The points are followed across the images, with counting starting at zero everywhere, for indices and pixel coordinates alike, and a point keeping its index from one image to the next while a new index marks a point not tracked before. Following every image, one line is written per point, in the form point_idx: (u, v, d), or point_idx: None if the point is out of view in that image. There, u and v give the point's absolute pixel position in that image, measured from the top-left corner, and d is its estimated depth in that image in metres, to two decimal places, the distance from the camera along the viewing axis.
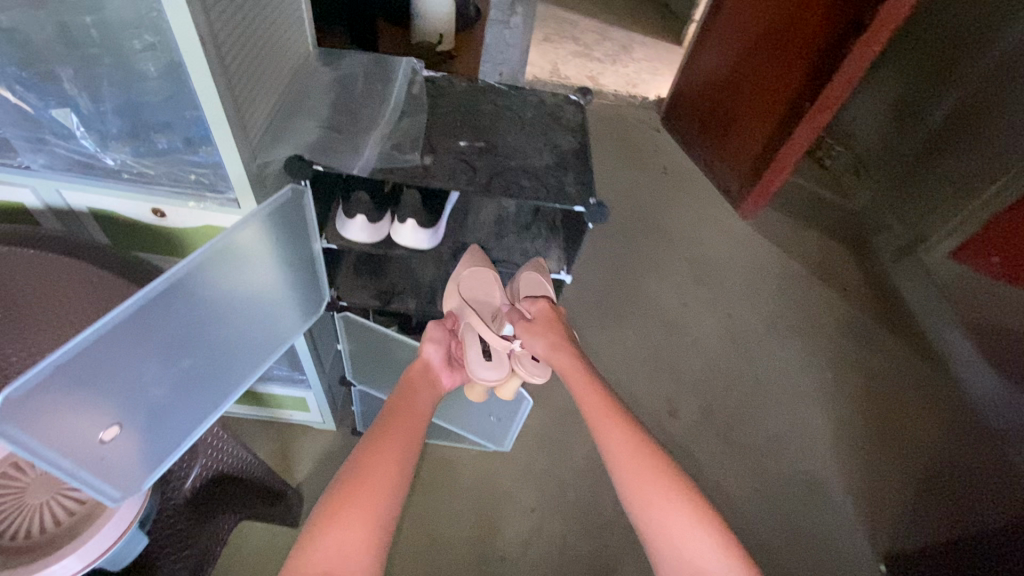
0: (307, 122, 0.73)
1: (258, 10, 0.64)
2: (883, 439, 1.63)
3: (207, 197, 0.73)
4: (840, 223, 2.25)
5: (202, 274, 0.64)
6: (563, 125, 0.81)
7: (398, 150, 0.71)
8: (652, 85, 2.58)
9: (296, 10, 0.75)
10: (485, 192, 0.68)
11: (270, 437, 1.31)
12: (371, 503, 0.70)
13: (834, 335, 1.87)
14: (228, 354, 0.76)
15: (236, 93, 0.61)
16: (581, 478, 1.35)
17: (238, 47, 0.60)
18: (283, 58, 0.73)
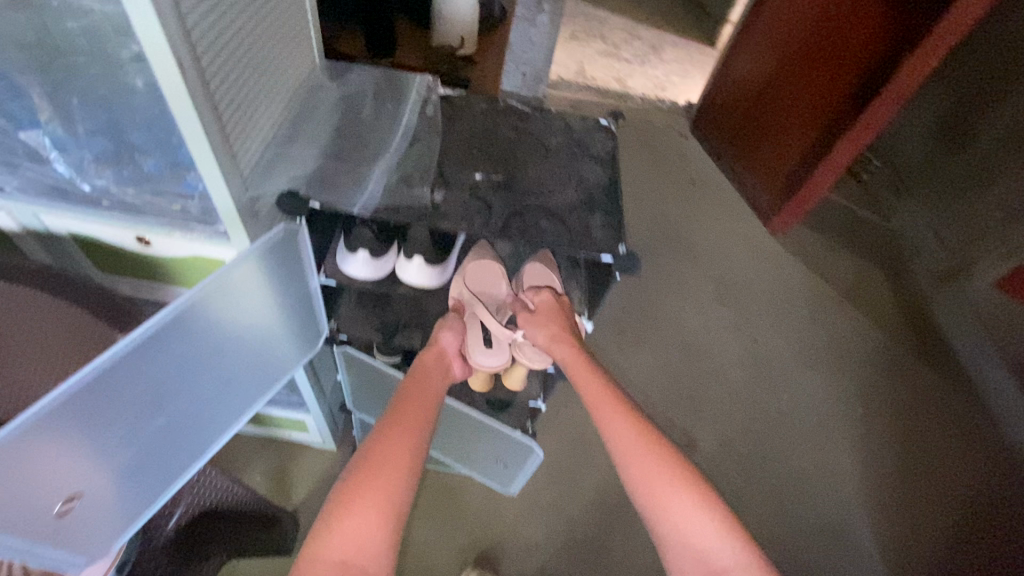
0: (309, 151, 0.66)
1: (254, 26, 0.58)
2: (917, 483, 1.51)
3: (193, 229, 0.66)
4: (875, 243, 2.09)
5: (187, 326, 0.60)
6: (590, 155, 0.73)
7: (406, 184, 0.64)
8: (682, 89, 2.45)
9: (299, 23, 0.68)
10: (501, 238, 0.61)
11: (268, 455, 1.26)
12: (383, 492, 0.67)
13: (866, 366, 1.74)
14: (217, 400, 0.71)
15: (225, 124, 0.54)
16: (590, 514, 1.28)
17: (228, 69, 0.53)
18: (283, 77, 0.66)
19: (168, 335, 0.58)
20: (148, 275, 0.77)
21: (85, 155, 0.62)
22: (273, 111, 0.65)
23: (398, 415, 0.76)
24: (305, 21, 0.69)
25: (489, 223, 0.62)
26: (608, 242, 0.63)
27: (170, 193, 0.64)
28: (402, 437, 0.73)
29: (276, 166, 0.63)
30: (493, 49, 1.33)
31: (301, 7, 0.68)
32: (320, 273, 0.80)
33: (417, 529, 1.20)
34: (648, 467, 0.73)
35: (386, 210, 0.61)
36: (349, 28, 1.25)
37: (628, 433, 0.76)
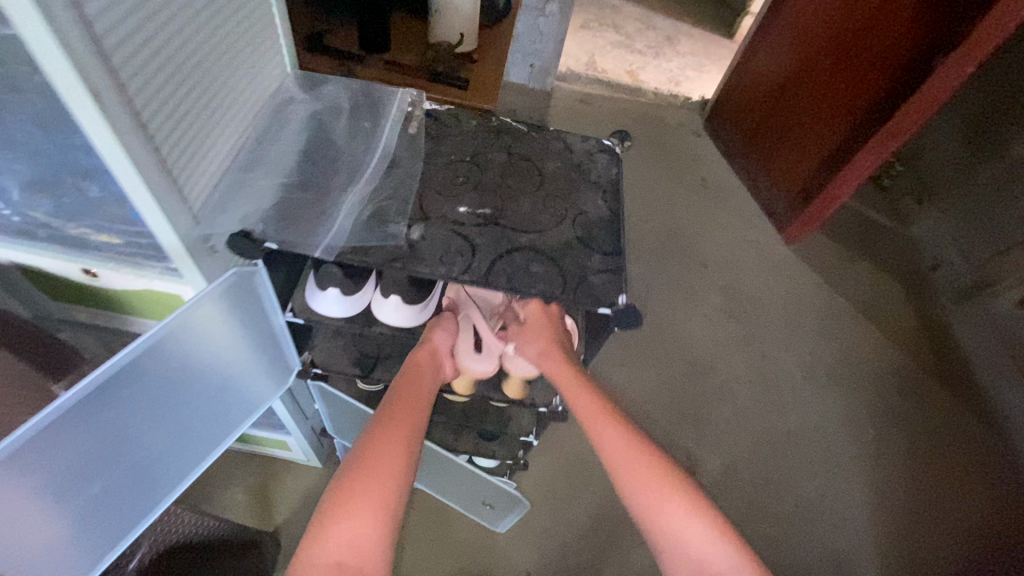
0: (269, 178, 0.61)
1: (200, 42, 0.52)
2: (933, 515, 1.41)
3: (143, 264, 0.59)
4: (896, 254, 1.96)
5: (129, 376, 0.53)
6: (591, 183, 0.67)
7: (380, 220, 0.58)
8: (698, 85, 2.33)
9: (257, 40, 0.63)
10: (485, 284, 0.55)
11: (250, 471, 1.21)
12: (382, 492, 0.63)
13: (883, 384, 1.64)
14: (174, 444, 0.66)
15: (162, 150, 0.49)
16: (584, 542, 1.21)
17: (164, 92, 0.48)
18: (241, 95, 0.61)
19: (105, 388, 0.52)
20: (101, 305, 0.70)
21: (13, 185, 0.55)
22: (227, 135, 0.60)
23: (396, 413, 0.71)
24: (265, 39, 0.65)
25: (470, 266, 0.56)
26: (605, 291, 0.57)
27: (112, 220, 0.56)
28: (397, 429, 0.69)
29: (232, 193, 0.58)
30: (496, 45, 1.22)
31: (258, 22, 0.63)
32: (287, 309, 0.74)
33: (401, 555, 1.14)
34: (638, 471, 0.70)
35: (353, 250, 0.55)
36: (341, 21, 1.16)
37: (616, 438, 0.73)
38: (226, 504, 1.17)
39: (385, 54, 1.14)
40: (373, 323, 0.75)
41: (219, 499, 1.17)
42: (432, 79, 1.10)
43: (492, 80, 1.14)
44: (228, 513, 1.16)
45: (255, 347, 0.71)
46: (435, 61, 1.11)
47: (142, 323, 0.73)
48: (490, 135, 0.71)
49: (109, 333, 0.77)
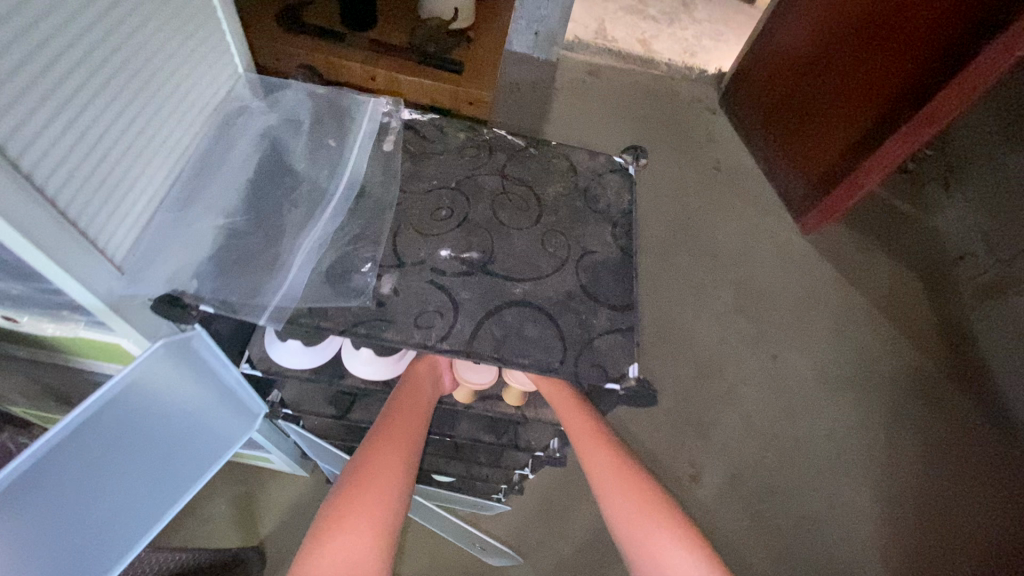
0: (210, 219, 0.56)
1: (99, 61, 0.42)
2: (940, 529, 1.34)
3: (71, 320, 0.51)
4: (914, 246, 1.76)
5: (70, 442, 0.45)
6: (598, 213, 0.63)
7: (345, 271, 0.54)
8: (714, 56, 2.10)
9: (184, 53, 0.54)
10: (468, 354, 0.52)
11: (231, 482, 1.10)
12: (377, 506, 0.58)
13: (900, 390, 1.52)
14: (150, 505, 0.57)
15: (62, 204, 0.41)
16: (582, 557, 1.14)
17: (53, 129, 0.39)
18: (172, 113, 0.54)
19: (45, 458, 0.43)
20: (32, 343, 0.60)
21: None
22: (155, 169, 0.53)
23: (389, 428, 0.65)
24: (195, 50, 0.56)
25: (452, 330, 0.52)
26: (613, 359, 0.54)
27: (14, 275, 0.44)
28: (391, 442, 0.64)
29: (167, 239, 0.53)
30: (496, 20, 1.08)
31: (183, 29, 0.53)
32: (243, 360, 0.66)
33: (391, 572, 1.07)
34: (626, 499, 0.65)
35: (308, 311, 0.51)
36: None
37: (608, 463, 0.68)
38: (207, 517, 1.06)
39: (370, 31, 1.00)
40: (344, 374, 0.68)
41: (197, 510, 1.07)
42: (421, 61, 0.97)
43: (489, 61, 1.01)
44: (209, 529, 1.05)
45: (214, 383, 0.62)
46: (425, 41, 0.98)
47: (90, 361, 0.64)
48: (480, 151, 0.66)
49: (53, 372, 0.69)
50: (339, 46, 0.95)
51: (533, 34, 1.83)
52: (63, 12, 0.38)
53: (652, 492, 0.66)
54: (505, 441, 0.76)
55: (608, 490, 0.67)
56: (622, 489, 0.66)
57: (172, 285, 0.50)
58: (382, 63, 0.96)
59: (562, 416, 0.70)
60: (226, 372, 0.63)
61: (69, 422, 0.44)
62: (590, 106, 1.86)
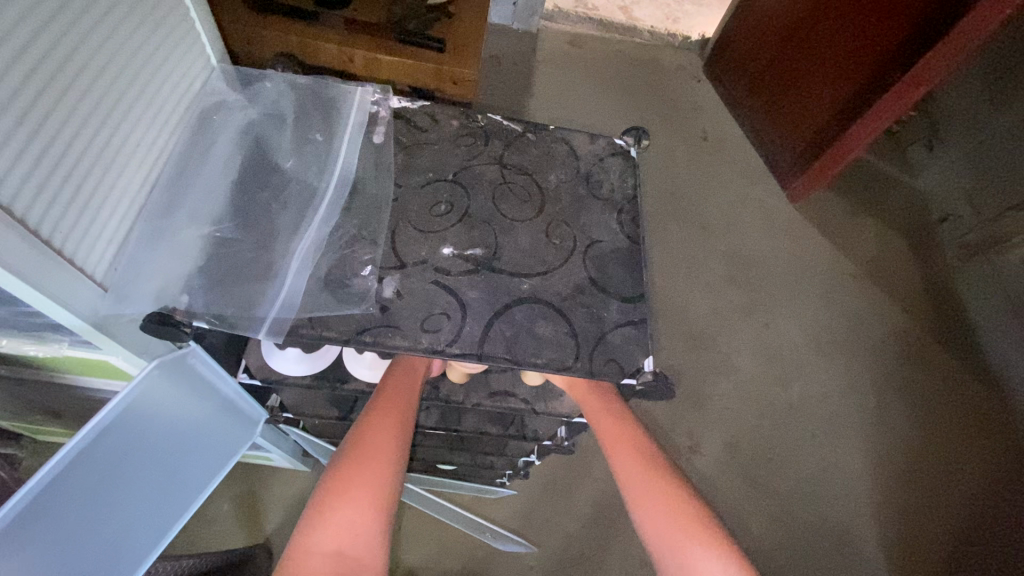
0: (195, 227, 0.53)
1: (60, 61, 0.39)
2: (927, 483, 1.39)
3: (57, 340, 0.48)
4: (901, 208, 1.72)
5: (78, 469, 0.44)
6: (602, 200, 0.61)
7: (344, 275, 0.52)
8: (697, 20, 1.99)
9: (151, 47, 0.50)
10: (479, 358, 0.50)
11: (233, 480, 1.07)
12: (377, 478, 0.57)
13: (887, 352, 1.54)
14: (164, 520, 0.54)
15: (32, 222, 0.38)
16: (587, 531, 1.15)
17: (14, 141, 0.36)
18: (146, 114, 0.51)
19: (56, 489, 0.42)
20: (13, 363, 0.56)
21: None
22: (131, 175, 0.50)
23: (384, 402, 0.63)
24: (163, 43, 0.52)
25: (461, 333, 0.51)
26: (627, 353, 0.53)
27: None
28: (387, 415, 0.61)
29: (149, 251, 0.50)
30: None
31: (148, 21, 0.49)
32: (241, 370, 0.65)
33: (398, 559, 1.07)
34: (652, 497, 0.62)
35: (309, 320, 0.50)
36: None
37: (636, 463, 0.66)
38: (210, 517, 1.04)
39: (344, 9, 0.95)
40: (347, 378, 0.67)
41: (201, 510, 1.05)
42: (400, 41, 0.92)
43: (471, 37, 0.96)
44: (215, 526, 1.04)
45: (209, 394, 0.60)
46: (404, 20, 0.94)
47: (77, 377, 0.61)
48: (475, 138, 0.63)
49: (37, 390, 0.66)
50: (313, 27, 0.90)
51: (512, 5, 1.77)
52: (13, 11, 0.34)
53: (681, 493, 0.62)
54: (512, 432, 0.75)
55: (634, 492, 0.64)
56: (649, 488, 0.63)
57: (162, 301, 0.48)
58: (358, 43, 0.91)
59: (590, 415, 0.69)
60: (223, 382, 0.61)
61: (70, 443, 0.42)
62: (573, 78, 1.81)
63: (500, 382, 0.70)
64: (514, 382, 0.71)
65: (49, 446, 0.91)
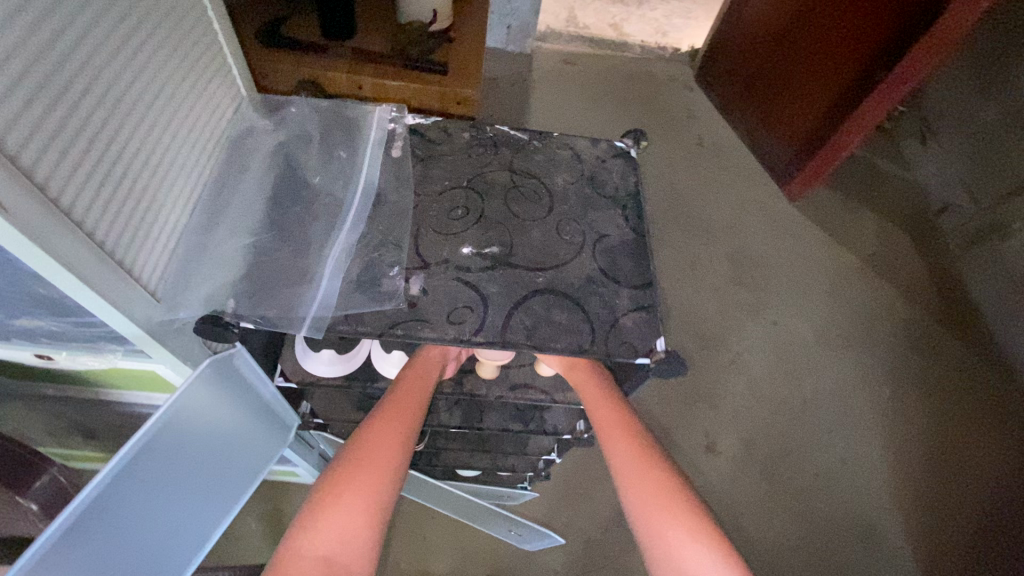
0: (237, 239, 0.57)
1: (117, 95, 0.44)
2: (946, 470, 1.39)
3: (112, 351, 0.52)
4: (899, 202, 1.77)
5: (131, 468, 0.46)
6: (607, 198, 0.65)
7: (373, 276, 0.56)
8: (686, 33, 2.07)
9: (187, 80, 0.55)
10: (502, 345, 0.53)
11: (261, 498, 1.10)
12: (375, 485, 0.57)
13: (896, 342, 1.56)
14: (196, 525, 0.56)
15: (99, 237, 0.42)
16: (610, 534, 1.16)
17: (86, 164, 0.40)
18: (185, 141, 0.55)
19: (111, 487, 0.44)
20: (63, 380, 0.60)
21: None
22: (175, 196, 0.54)
23: (392, 407, 0.64)
24: (197, 76, 0.57)
25: (484, 323, 0.54)
26: (640, 336, 0.56)
27: (46, 312, 0.45)
28: (394, 422, 0.62)
29: (196, 263, 0.54)
30: (473, 19, 1.09)
31: (184, 59, 0.54)
32: (277, 374, 0.68)
33: (425, 569, 1.08)
34: (645, 494, 0.62)
35: (345, 319, 0.53)
36: (298, 8, 1.02)
37: (629, 454, 0.66)
38: (239, 535, 1.06)
39: (353, 42, 1.01)
40: (377, 378, 0.70)
41: (228, 529, 1.07)
42: (406, 65, 0.98)
43: (472, 59, 1.02)
44: (244, 545, 1.06)
45: (250, 402, 0.62)
46: (408, 46, 0.98)
47: (122, 392, 0.65)
48: (486, 148, 0.67)
49: (82, 408, 0.69)
50: (326, 60, 0.96)
51: (506, 29, 1.84)
52: (83, 51, 0.40)
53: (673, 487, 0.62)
54: (533, 427, 0.77)
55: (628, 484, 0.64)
56: (642, 482, 0.63)
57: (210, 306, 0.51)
58: (367, 72, 0.97)
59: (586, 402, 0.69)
60: (263, 387, 0.63)
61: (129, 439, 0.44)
62: (570, 95, 1.87)
63: (521, 375, 0.73)
64: (534, 376, 0.74)
65: (83, 471, 0.94)
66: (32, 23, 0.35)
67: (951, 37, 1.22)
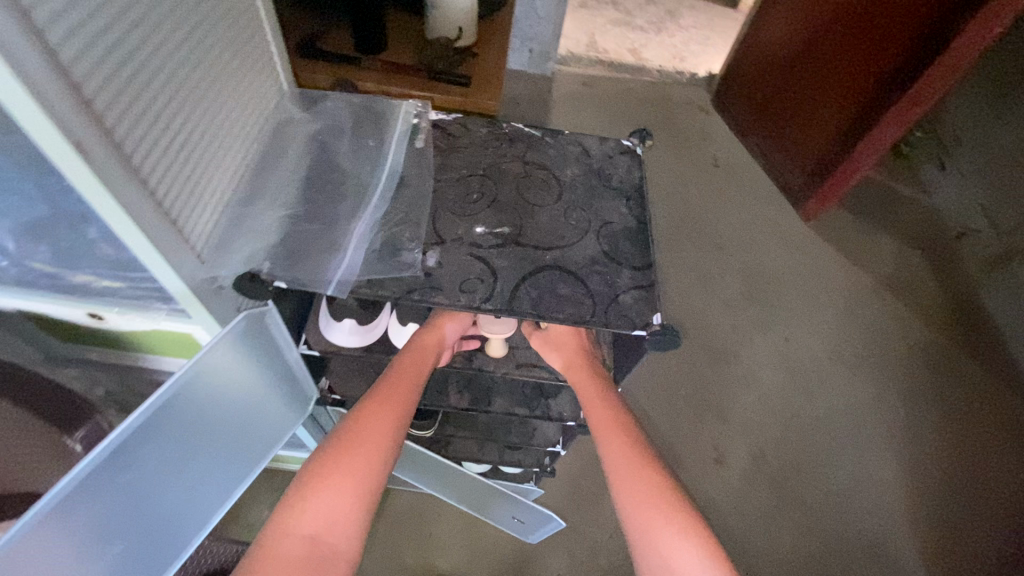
0: (273, 211, 0.63)
1: (182, 76, 0.51)
2: (963, 494, 1.36)
3: (158, 308, 0.58)
4: (917, 224, 1.77)
5: (169, 413, 0.48)
6: (613, 189, 0.69)
7: (394, 248, 0.60)
8: (703, 58, 2.14)
9: (238, 70, 0.62)
10: (509, 312, 0.57)
11: (276, 485, 1.13)
12: (363, 468, 0.57)
13: (912, 363, 1.54)
14: (217, 480, 0.59)
15: (160, 196, 0.48)
16: (616, 540, 1.16)
17: (154, 130, 0.47)
18: (233, 124, 0.62)
19: (152, 425, 0.47)
20: (109, 342, 0.66)
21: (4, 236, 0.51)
22: (221, 171, 0.60)
23: (387, 391, 0.64)
24: (246, 66, 0.64)
25: (493, 293, 0.58)
26: (638, 311, 0.59)
27: (113, 268, 0.52)
28: (386, 406, 0.63)
29: (237, 231, 0.60)
30: (496, 36, 1.17)
31: (236, 50, 0.61)
32: (301, 341, 0.73)
33: (430, 564, 1.10)
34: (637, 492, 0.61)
35: (367, 283, 0.58)
36: (334, 23, 1.11)
37: (624, 453, 0.65)
38: (253, 520, 1.09)
39: (383, 54, 1.09)
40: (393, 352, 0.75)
41: (243, 515, 1.10)
42: (432, 78, 1.05)
43: (494, 72, 1.09)
44: (258, 531, 1.09)
45: (273, 369, 0.65)
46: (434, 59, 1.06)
47: (159, 357, 0.70)
48: (502, 142, 0.72)
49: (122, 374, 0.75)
50: (357, 70, 1.03)
51: (528, 52, 1.93)
52: (159, 34, 0.47)
53: (667, 488, 0.61)
54: (539, 413, 0.79)
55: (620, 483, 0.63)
56: (635, 484, 0.62)
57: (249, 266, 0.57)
58: (395, 81, 1.04)
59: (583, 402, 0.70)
60: (288, 354, 0.66)
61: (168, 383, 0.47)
62: (587, 114, 1.94)
63: (528, 355, 0.77)
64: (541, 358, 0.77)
65: None
66: (121, 7, 0.42)
67: (962, 58, 1.25)
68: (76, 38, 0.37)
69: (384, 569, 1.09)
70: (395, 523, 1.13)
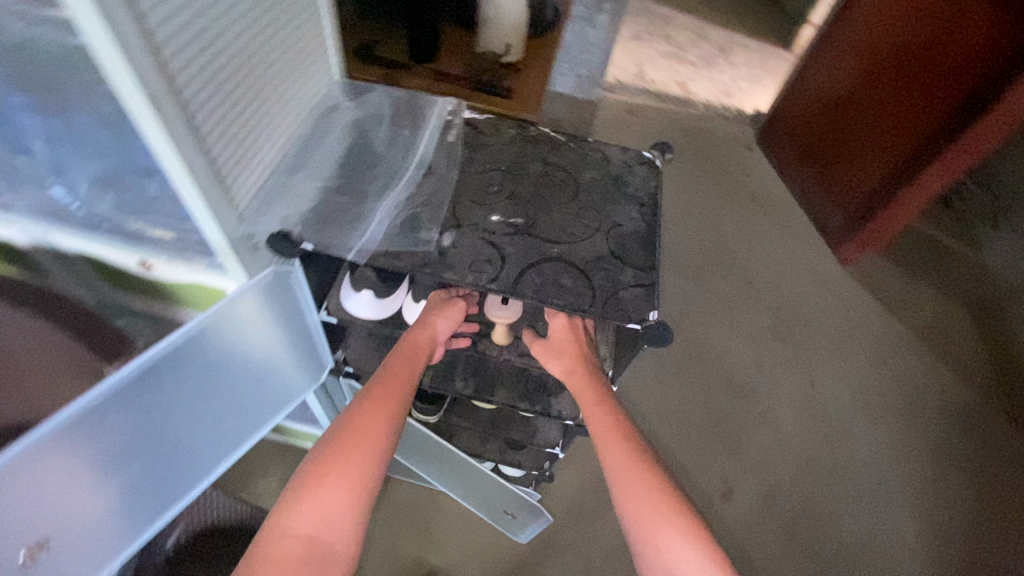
0: (310, 182, 0.68)
1: (249, 54, 0.58)
2: (991, 566, 1.27)
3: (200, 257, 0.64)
4: (963, 280, 1.71)
5: (193, 351, 0.53)
6: (628, 195, 0.72)
7: (414, 226, 0.65)
8: (749, 96, 2.16)
9: (298, 56, 0.69)
10: (512, 293, 0.60)
11: (286, 459, 1.18)
12: (360, 468, 0.57)
13: (946, 421, 1.47)
14: (226, 419, 0.65)
15: (213, 154, 0.54)
16: (611, 560, 1.15)
17: (216, 96, 0.53)
18: (286, 103, 0.68)
19: (178, 359, 0.52)
20: (153, 292, 0.72)
21: (81, 179, 0.58)
22: (270, 142, 0.67)
23: (381, 389, 0.64)
24: (305, 55, 0.71)
25: (499, 275, 0.61)
26: (637, 307, 0.61)
27: (167, 216, 0.60)
28: (381, 404, 0.63)
29: (276, 197, 0.66)
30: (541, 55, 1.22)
31: (299, 39, 0.68)
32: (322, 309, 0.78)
33: (423, 556, 1.12)
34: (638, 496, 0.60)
35: (384, 254, 0.62)
36: (391, 33, 1.19)
37: (623, 456, 0.63)
38: (260, 490, 1.14)
39: (433, 63, 1.16)
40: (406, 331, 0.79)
41: (252, 484, 1.15)
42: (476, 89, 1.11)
43: (534, 88, 1.15)
44: (263, 501, 1.13)
45: (291, 331, 0.69)
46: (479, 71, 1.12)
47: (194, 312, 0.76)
48: (528, 143, 0.77)
49: None
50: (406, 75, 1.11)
51: None
52: (235, 16, 0.54)
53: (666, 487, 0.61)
54: (538, 409, 0.81)
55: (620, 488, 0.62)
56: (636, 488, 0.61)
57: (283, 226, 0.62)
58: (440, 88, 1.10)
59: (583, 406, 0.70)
60: (307, 317, 0.71)
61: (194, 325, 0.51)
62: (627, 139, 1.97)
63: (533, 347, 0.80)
64: None
65: None
66: None
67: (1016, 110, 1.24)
68: (163, 7, 0.44)
69: (378, 554, 1.11)
70: (393, 512, 1.16)
